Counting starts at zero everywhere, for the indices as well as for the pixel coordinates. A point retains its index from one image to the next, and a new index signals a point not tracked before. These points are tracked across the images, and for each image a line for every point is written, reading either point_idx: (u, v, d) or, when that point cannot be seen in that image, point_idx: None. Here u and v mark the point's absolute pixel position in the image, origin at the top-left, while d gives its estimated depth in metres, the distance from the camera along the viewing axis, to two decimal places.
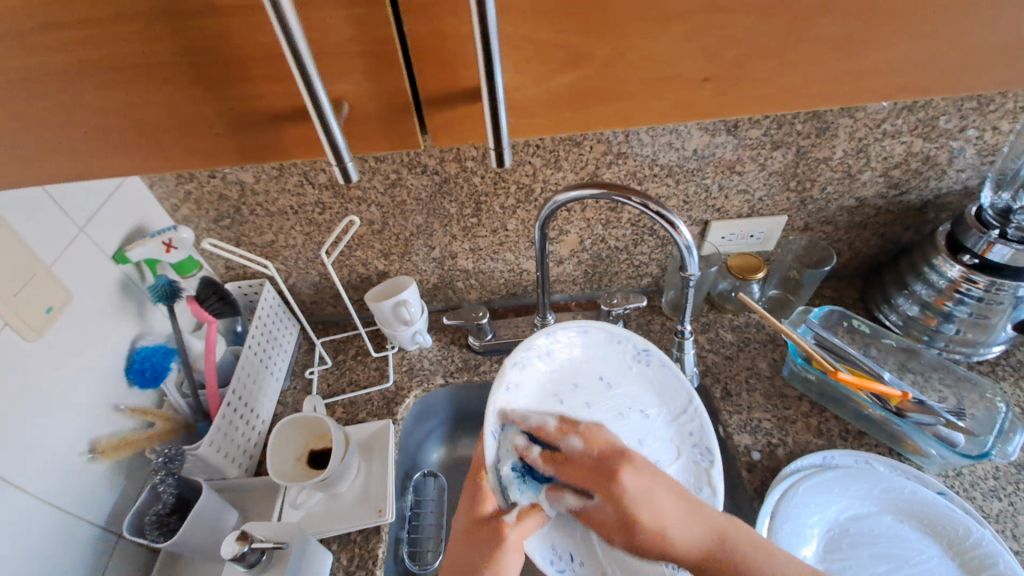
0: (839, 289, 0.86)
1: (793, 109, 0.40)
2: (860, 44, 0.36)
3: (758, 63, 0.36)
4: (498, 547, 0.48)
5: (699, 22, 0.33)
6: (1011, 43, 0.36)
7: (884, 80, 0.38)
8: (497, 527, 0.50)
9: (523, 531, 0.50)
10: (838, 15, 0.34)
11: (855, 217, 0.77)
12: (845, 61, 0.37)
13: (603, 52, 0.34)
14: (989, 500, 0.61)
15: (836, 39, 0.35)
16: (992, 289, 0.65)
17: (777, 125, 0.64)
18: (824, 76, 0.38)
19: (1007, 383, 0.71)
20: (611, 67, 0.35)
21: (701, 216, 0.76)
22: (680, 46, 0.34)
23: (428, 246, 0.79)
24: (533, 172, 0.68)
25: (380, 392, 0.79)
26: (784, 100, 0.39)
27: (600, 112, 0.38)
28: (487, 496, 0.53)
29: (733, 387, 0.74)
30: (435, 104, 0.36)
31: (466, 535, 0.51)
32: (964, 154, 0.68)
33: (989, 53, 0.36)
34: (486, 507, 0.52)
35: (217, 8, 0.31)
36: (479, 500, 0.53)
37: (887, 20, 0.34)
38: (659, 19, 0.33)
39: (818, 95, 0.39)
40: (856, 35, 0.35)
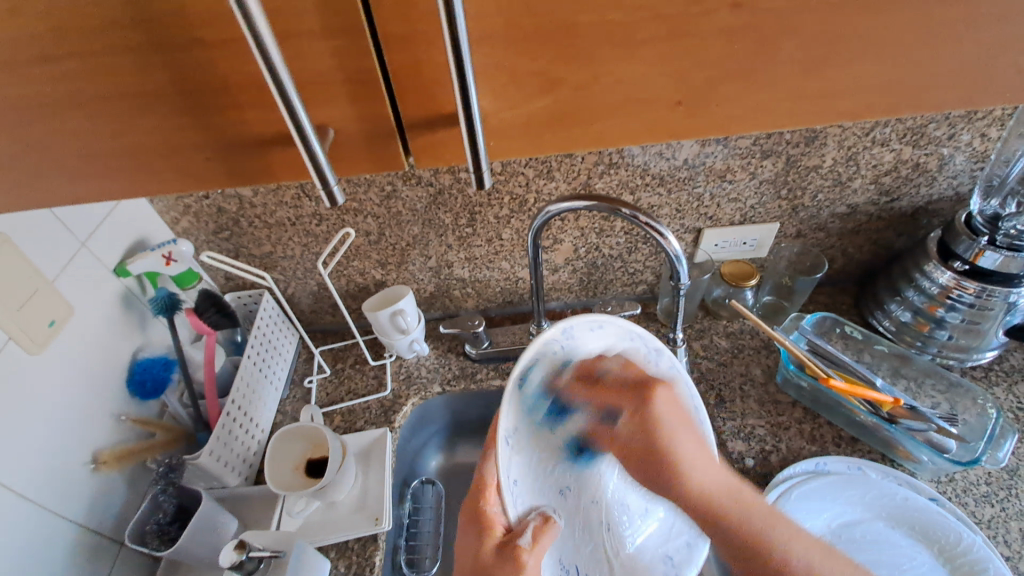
0: (833, 295, 0.86)
1: (768, 129, 0.41)
2: (828, 66, 0.36)
3: (729, 86, 0.37)
4: (521, 571, 0.47)
5: (670, 50, 0.34)
6: (977, 64, 0.37)
7: (857, 98, 0.39)
8: (514, 550, 0.48)
9: (539, 553, 0.49)
10: (807, 39, 0.35)
11: (847, 223, 0.77)
12: (817, 82, 0.37)
13: (577, 78, 0.35)
14: (981, 506, 0.61)
15: (807, 60, 0.36)
16: (983, 295, 0.65)
17: (765, 136, 0.65)
18: (798, 96, 0.38)
19: (1000, 389, 0.71)
20: (585, 92, 0.36)
21: (694, 224, 0.77)
22: (652, 73, 0.35)
23: (424, 255, 0.80)
24: (526, 182, 0.70)
25: (377, 401, 0.80)
26: (758, 121, 0.40)
27: (580, 134, 0.39)
28: (492, 520, 0.51)
29: (727, 394, 0.75)
30: (420, 128, 0.37)
31: (484, 569, 0.48)
32: (954, 160, 0.68)
33: (959, 71, 0.37)
34: (495, 531, 0.51)
35: (204, 42, 0.32)
36: (486, 527, 0.50)
37: (858, 42, 0.35)
38: (629, 48, 0.34)
39: (793, 113, 0.39)
40: (825, 57, 0.36)
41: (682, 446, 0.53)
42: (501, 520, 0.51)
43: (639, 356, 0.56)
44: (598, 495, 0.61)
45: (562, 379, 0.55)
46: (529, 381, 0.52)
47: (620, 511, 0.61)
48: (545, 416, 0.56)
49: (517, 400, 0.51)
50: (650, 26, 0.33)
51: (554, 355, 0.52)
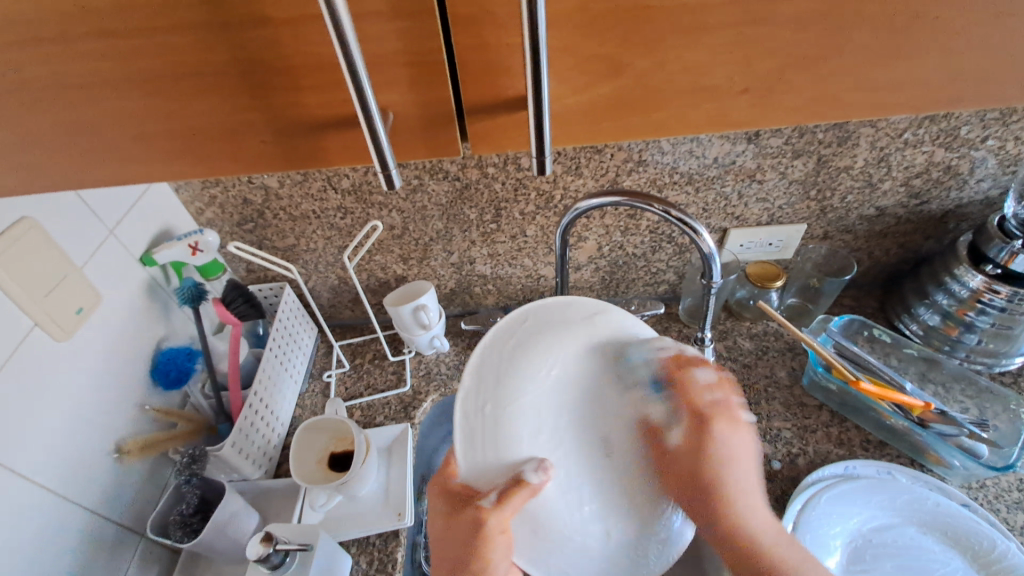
0: (858, 298, 0.85)
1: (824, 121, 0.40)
2: (892, 54, 0.36)
3: (791, 74, 0.36)
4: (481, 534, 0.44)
5: (736, 37, 0.34)
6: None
7: (915, 91, 0.38)
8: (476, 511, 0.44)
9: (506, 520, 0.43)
10: (874, 27, 0.34)
11: (874, 226, 0.77)
12: (879, 72, 0.37)
13: (641, 64, 0.35)
14: (1014, 513, 0.60)
15: (872, 49, 0.35)
16: (1015, 300, 0.65)
17: (798, 135, 0.65)
18: (857, 87, 0.38)
19: None
20: (648, 78, 0.36)
21: (721, 224, 0.77)
22: (716, 59, 0.35)
23: (447, 251, 0.80)
24: (554, 178, 0.70)
25: (398, 397, 0.80)
26: (815, 111, 0.39)
27: (636, 122, 0.39)
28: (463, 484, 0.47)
29: (752, 396, 0.74)
30: (475, 113, 0.37)
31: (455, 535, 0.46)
32: (985, 164, 0.68)
33: (1021, 64, 0.37)
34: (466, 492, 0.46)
35: (268, 19, 0.32)
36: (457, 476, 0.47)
37: (926, 31, 0.35)
38: (696, 33, 0.33)
39: (851, 105, 0.39)
40: (891, 47, 0.35)
41: (744, 478, 0.49)
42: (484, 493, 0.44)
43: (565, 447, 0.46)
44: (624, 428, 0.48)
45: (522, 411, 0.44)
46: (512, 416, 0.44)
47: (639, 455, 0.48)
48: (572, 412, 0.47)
49: (505, 425, 0.43)
50: (721, 11, 0.32)
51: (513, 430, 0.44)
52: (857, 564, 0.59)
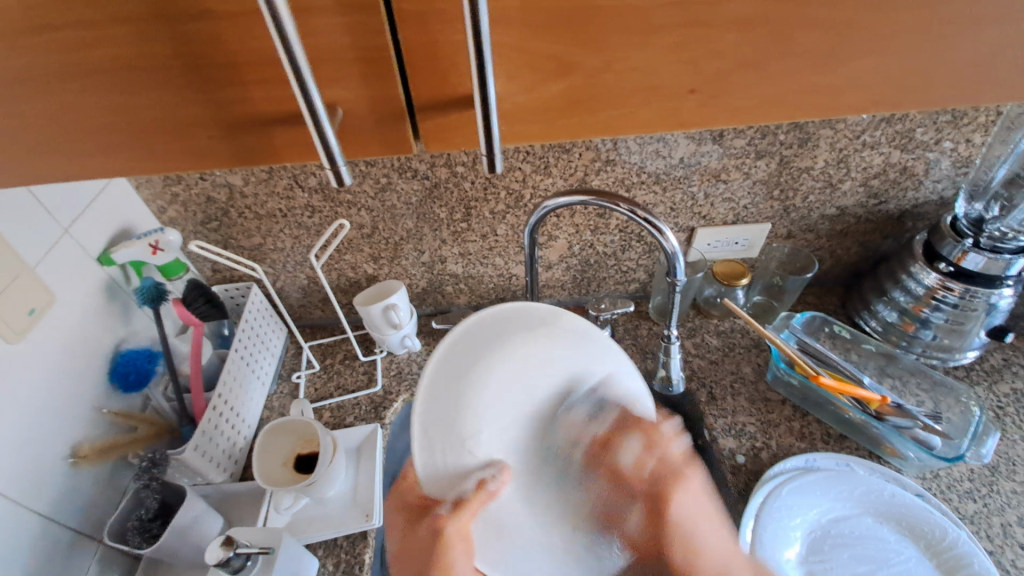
0: (821, 296, 0.87)
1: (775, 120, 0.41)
2: (838, 55, 0.37)
3: (738, 75, 0.37)
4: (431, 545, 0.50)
5: (685, 38, 0.34)
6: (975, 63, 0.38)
7: (862, 93, 0.39)
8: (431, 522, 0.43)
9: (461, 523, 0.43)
10: (818, 29, 0.35)
11: (835, 225, 0.79)
12: (826, 73, 0.38)
13: (590, 63, 0.35)
14: (966, 501, 0.62)
15: (818, 51, 0.36)
16: (966, 296, 0.68)
17: (760, 136, 0.67)
18: (808, 87, 0.39)
19: (982, 388, 0.72)
20: (597, 78, 0.36)
21: (688, 223, 0.78)
22: (665, 58, 0.35)
23: (418, 250, 0.80)
24: (523, 177, 0.70)
25: (368, 397, 0.79)
26: (766, 111, 0.40)
27: (592, 121, 0.39)
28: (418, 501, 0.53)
29: (718, 392, 0.75)
30: (430, 110, 0.36)
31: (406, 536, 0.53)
32: (939, 165, 0.70)
33: (960, 67, 0.38)
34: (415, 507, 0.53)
35: (212, 13, 0.31)
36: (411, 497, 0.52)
37: (870, 33, 0.36)
38: (641, 34, 0.34)
39: (802, 105, 0.40)
40: (836, 47, 0.36)
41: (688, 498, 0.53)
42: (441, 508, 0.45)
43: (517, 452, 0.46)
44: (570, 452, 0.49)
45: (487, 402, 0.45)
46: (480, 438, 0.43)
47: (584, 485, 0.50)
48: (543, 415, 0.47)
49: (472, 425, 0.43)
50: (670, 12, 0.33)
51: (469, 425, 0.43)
52: (814, 554, 0.61)
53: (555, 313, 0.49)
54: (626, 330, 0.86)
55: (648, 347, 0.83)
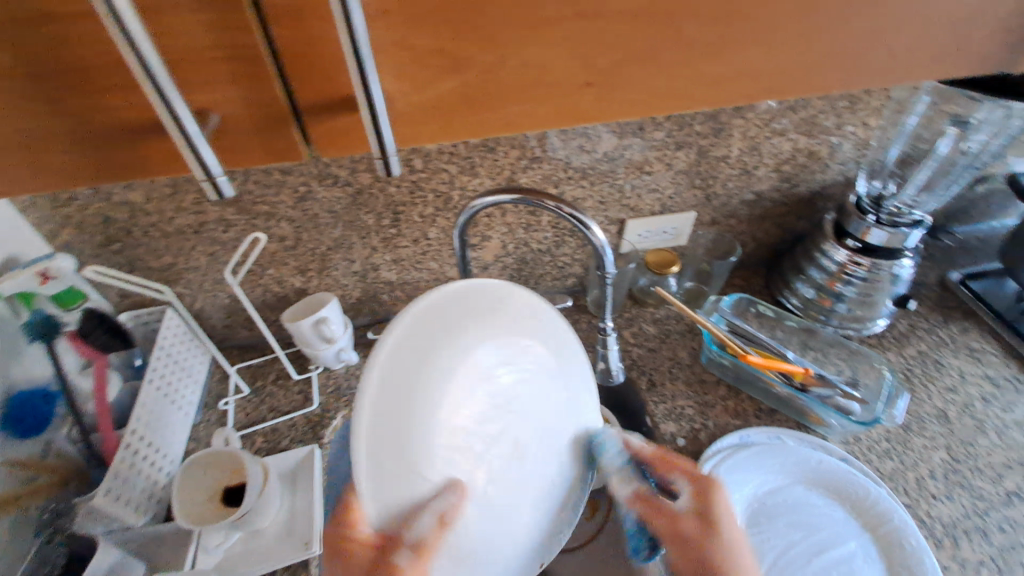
0: (748, 277, 0.91)
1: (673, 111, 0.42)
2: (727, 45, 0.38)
3: (632, 69, 0.38)
4: None
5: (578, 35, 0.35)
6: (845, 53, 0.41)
7: (751, 83, 0.41)
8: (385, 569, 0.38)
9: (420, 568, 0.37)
10: (706, 20, 0.36)
11: (755, 210, 0.82)
12: (717, 66, 0.39)
13: (484, 57, 0.35)
14: (885, 461, 0.66)
15: (707, 46, 0.38)
16: (874, 270, 0.73)
17: (677, 127, 0.68)
18: (700, 81, 0.40)
19: (892, 353, 0.77)
20: (493, 72, 0.36)
21: (618, 216, 0.79)
22: (562, 52, 0.35)
23: (347, 259, 0.77)
24: (450, 179, 0.69)
25: (304, 417, 0.75)
26: (664, 104, 0.41)
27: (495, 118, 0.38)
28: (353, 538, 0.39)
29: (658, 378, 0.77)
30: (316, 113, 0.37)
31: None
32: (842, 148, 0.75)
33: (833, 56, 0.41)
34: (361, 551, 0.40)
35: (53, 16, 0.30)
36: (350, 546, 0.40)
37: (752, 28, 0.37)
38: (534, 28, 0.34)
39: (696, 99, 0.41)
40: (724, 37, 0.37)
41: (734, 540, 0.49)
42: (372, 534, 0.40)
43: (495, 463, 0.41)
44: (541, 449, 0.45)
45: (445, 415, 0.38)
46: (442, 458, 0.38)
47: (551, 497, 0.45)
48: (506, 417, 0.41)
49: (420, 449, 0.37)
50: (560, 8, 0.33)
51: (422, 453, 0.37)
52: (754, 526, 0.63)
53: (503, 292, 0.44)
54: (567, 326, 0.87)
55: (589, 340, 0.84)
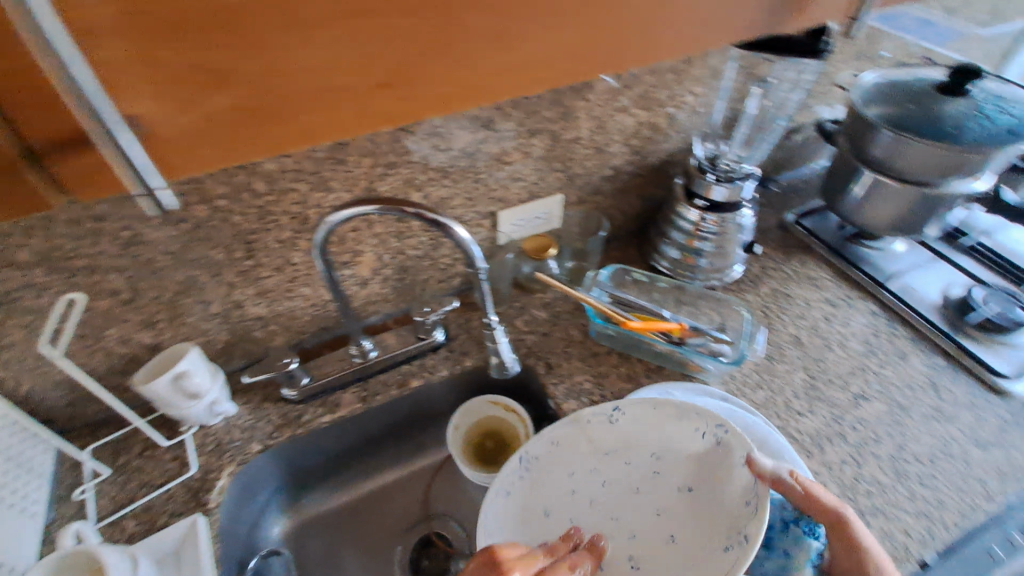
0: (622, 248, 0.96)
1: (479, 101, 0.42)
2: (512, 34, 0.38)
3: (424, 63, 0.37)
4: None
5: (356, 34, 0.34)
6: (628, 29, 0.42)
7: (550, 68, 0.42)
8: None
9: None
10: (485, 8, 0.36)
11: (615, 184, 0.87)
12: (505, 59, 0.39)
13: (254, 65, 0.34)
14: (757, 391, 0.73)
15: (492, 34, 0.38)
16: (722, 223, 0.80)
17: (527, 116, 0.70)
18: (496, 71, 0.40)
19: (751, 294, 0.86)
20: (267, 83, 0.35)
21: (489, 209, 0.79)
22: (337, 53, 0.35)
23: (203, 302, 0.69)
24: (302, 198, 0.64)
25: (183, 485, 0.67)
26: (461, 98, 0.40)
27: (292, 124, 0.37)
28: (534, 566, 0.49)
29: (554, 360, 0.79)
30: (56, 150, 0.32)
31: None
32: (679, 117, 0.81)
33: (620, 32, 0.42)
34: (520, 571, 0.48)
35: None
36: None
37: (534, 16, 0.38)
38: (300, 29, 0.33)
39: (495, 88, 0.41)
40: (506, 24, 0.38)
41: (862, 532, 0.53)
42: (511, 554, 0.49)
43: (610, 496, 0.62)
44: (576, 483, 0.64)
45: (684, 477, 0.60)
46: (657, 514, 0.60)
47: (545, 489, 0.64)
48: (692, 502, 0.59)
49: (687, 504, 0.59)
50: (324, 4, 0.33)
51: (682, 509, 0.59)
52: None
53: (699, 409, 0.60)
54: (461, 326, 0.85)
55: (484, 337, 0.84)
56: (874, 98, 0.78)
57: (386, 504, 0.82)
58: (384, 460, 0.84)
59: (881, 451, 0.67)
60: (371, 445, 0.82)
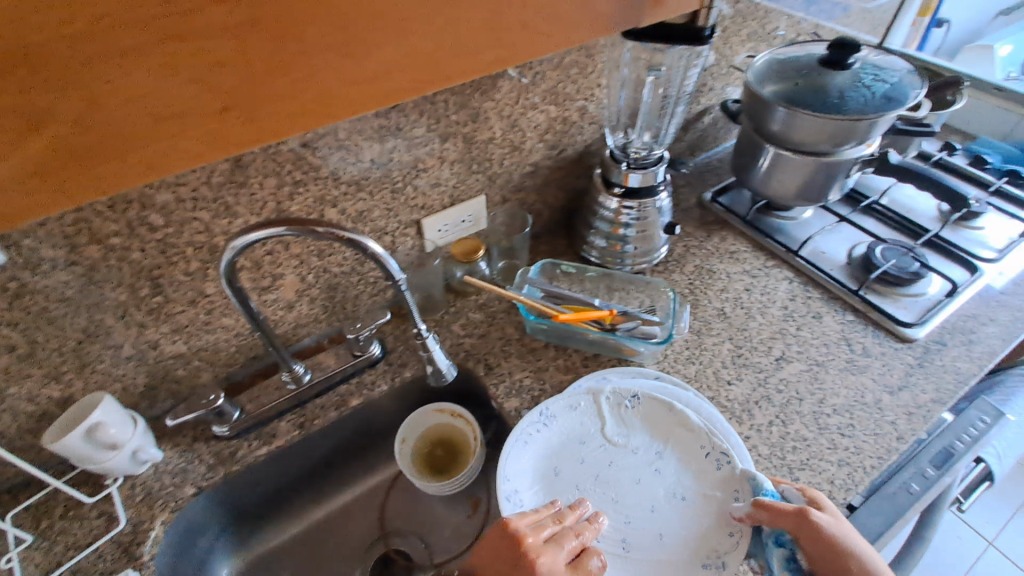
0: (553, 242, 0.97)
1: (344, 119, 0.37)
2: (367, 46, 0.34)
3: (269, 81, 0.32)
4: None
5: (169, 49, 0.28)
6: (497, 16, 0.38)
7: (416, 68, 0.37)
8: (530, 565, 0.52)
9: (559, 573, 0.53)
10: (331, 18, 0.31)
11: (537, 180, 0.88)
12: (361, 62, 0.34)
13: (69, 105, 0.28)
14: (688, 366, 0.76)
15: (337, 38, 0.32)
16: (642, 209, 0.83)
17: (435, 121, 0.69)
18: (354, 78, 0.35)
19: (676, 274, 0.89)
20: (91, 121, 0.28)
21: (411, 217, 0.78)
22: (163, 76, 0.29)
23: (113, 346, 0.65)
24: (205, 227, 0.62)
25: (112, 541, 0.63)
26: (321, 118, 0.35)
27: (117, 167, 0.31)
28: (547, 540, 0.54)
29: (493, 360, 0.79)
30: None
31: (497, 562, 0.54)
32: (588, 109, 0.83)
33: (489, 21, 0.37)
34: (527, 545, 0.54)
35: None
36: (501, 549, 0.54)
37: (383, 11, 0.33)
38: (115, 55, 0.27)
39: (354, 102, 0.36)
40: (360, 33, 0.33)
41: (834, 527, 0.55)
42: (522, 522, 0.56)
43: (615, 491, 0.64)
44: (588, 460, 0.66)
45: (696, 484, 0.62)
46: (652, 512, 0.62)
47: (569, 458, 0.67)
48: (684, 509, 0.61)
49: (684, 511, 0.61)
50: (114, 21, 0.26)
51: (680, 510, 0.61)
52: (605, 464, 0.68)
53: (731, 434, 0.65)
54: (398, 338, 0.84)
55: None
56: (766, 77, 0.83)
57: (342, 527, 0.80)
58: (334, 482, 0.82)
59: (804, 408, 0.71)
60: (318, 471, 0.80)
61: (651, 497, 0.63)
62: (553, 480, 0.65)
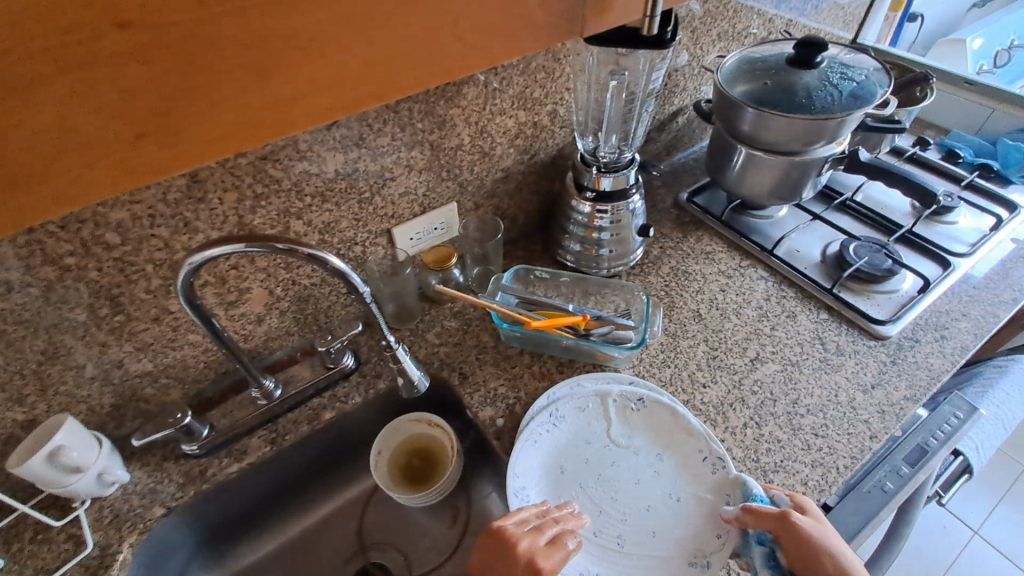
0: (528, 247, 0.96)
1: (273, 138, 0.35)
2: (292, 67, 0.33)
3: (186, 108, 0.31)
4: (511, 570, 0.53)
5: (78, 78, 0.27)
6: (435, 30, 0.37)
7: (343, 89, 0.36)
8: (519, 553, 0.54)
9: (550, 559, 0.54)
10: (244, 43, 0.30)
11: (509, 185, 0.87)
12: (286, 83, 0.33)
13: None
14: (663, 369, 0.76)
15: (256, 58, 0.31)
16: (615, 212, 0.82)
17: (400, 129, 0.69)
18: (276, 101, 0.33)
19: (652, 276, 0.88)
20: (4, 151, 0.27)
21: (381, 227, 0.77)
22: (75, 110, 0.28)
23: (75, 367, 0.64)
24: (165, 244, 0.61)
25: (78, 566, 0.62)
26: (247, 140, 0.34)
27: (26, 201, 0.29)
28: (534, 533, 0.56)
29: (468, 369, 0.78)
30: None
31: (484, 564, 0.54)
32: (558, 114, 0.83)
33: (423, 35, 0.36)
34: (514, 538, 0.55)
35: None
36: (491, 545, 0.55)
37: (304, 33, 0.32)
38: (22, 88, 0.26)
39: (280, 123, 0.34)
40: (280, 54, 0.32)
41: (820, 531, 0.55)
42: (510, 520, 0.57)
43: (614, 490, 0.65)
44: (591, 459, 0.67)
45: (691, 487, 0.64)
46: (649, 511, 0.63)
47: (574, 457, 0.68)
48: (678, 509, 0.63)
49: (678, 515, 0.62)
50: (13, 52, 0.25)
51: (674, 514, 0.62)
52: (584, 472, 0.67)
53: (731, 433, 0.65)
54: (372, 348, 0.83)
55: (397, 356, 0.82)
56: (737, 76, 0.82)
57: (319, 543, 0.79)
58: (310, 497, 0.81)
59: (778, 409, 0.71)
60: (293, 486, 0.79)
61: (647, 498, 0.64)
62: (555, 478, 0.66)
